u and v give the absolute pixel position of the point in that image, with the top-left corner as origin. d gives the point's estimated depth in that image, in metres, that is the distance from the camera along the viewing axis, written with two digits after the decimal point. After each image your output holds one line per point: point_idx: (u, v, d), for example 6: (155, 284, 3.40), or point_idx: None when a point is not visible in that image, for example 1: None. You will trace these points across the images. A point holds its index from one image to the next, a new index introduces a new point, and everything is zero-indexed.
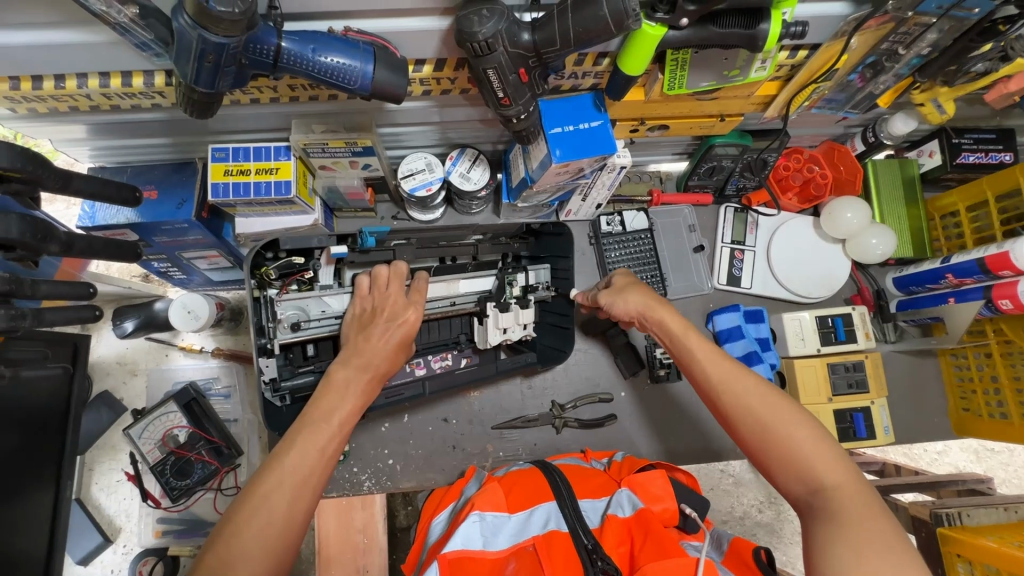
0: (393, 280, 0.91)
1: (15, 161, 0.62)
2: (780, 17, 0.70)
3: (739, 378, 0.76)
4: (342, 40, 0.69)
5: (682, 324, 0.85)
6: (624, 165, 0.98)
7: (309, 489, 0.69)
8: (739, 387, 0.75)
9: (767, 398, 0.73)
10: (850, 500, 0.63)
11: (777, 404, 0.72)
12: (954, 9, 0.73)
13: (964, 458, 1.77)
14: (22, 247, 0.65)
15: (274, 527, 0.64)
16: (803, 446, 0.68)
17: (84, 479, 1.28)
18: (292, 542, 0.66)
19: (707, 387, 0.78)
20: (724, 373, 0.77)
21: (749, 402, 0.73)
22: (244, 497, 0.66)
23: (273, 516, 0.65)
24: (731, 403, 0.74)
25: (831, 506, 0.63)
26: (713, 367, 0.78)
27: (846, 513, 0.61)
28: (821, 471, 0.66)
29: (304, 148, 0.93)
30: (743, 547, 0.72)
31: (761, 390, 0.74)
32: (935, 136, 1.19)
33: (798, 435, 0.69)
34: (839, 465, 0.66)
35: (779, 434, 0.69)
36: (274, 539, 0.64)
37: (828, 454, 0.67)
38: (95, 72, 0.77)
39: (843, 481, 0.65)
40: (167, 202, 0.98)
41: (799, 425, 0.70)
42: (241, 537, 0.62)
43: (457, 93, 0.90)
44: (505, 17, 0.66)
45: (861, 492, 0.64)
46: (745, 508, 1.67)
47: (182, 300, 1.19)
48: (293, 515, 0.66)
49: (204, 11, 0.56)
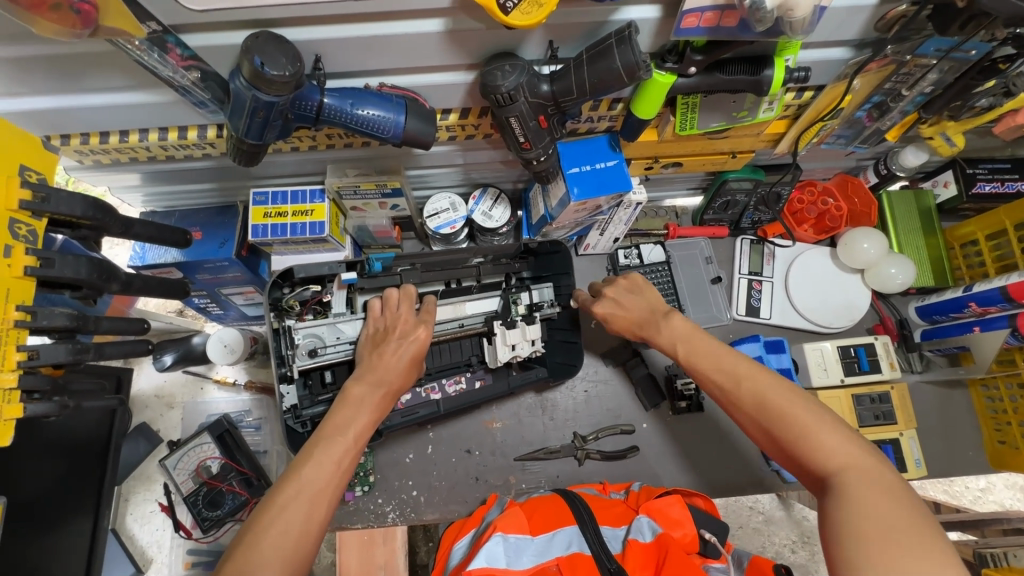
0: (404, 301, 0.93)
1: (87, 210, 0.69)
2: (783, 63, 0.75)
3: (743, 374, 0.78)
4: (377, 95, 0.76)
5: (689, 329, 0.89)
6: (640, 201, 1.02)
7: (325, 499, 0.70)
8: (743, 383, 0.77)
9: (769, 390, 0.74)
10: (858, 482, 0.63)
11: (783, 397, 0.73)
12: (953, 51, 0.76)
13: (1010, 496, 1.69)
14: (88, 286, 0.71)
15: (292, 535, 0.65)
16: (808, 431, 0.69)
17: (120, 508, 1.32)
18: (311, 548, 0.67)
19: (715, 382, 0.81)
20: (731, 368, 0.79)
21: (752, 397, 0.75)
22: (264, 507, 0.68)
23: (291, 525, 0.66)
24: (737, 398, 0.77)
25: (840, 487, 0.63)
26: (719, 367, 0.81)
27: (857, 496, 0.61)
28: (829, 451, 0.67)
29: (338, 191, 1.00)
30: (765, 565, 0.74)
31: (767, 383, 0.75)
32: (948, 167, 1.21)
33: (798, 417, 0.70)
34: (847, 444, 0.67)
35: (786, 421, 0.71)
36: (292, 546, 0.65)
37: (834, 437, 0.67)
38: (156, 127, 0.85)
39: (851, 462, 0.65)
40: (210, 242, 1.04)
41: (802, 409, 0.71)
42: (259, 546, 0.63)
43: (480, 137, 0.96)
44: (526, 70, 0.72)
45: (869, 471, 0.63)
46: (777, 549, 1.61)
47: (220, 334, 1.25)
48: (311, 525, 0.67)
49: (259, 75, 0.63)
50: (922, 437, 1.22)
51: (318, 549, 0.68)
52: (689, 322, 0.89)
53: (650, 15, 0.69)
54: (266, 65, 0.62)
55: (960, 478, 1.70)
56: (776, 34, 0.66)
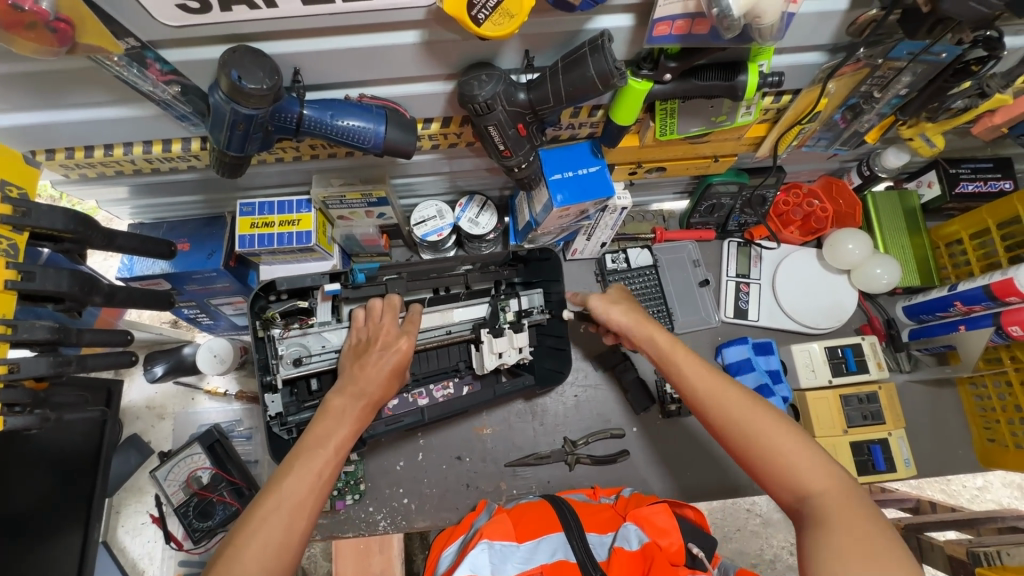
0: (387, 312, 0.92)
1: (68, 223, 0.70)
2: (757, 68, 0.76)
3: (723, 393, 0.76)
4: (357, 106, 0.76)
5: (670, 340, 0.86)
6: (624, 206, 1.03)
7: (306, 510, 0.70)
8: (723, 401, 0.75)
9: (748, 411, 0.73)
10: (838, 506, 0.63)
11: (764, 418, 0.72)
12: (923, 54, 0.76)
13: (1008, 494, 1.67)
14: (70, 299, 0.72)
15: (272, 548, 0.66)
16: (790, 455, 0.68)
17: (111, 521, 1.32)
18: (290, 561, 0.67)
19: (695, 397, 0.79)
20: (711, 384, 0.78)
21: (739, 415, 0.73)
22: (245, 519, 0.68)
23: (271, 537, 0.66)
24: (717, 417, 0.75)
25: (820, 512, 0.64)
26: (700, 380, 0.79)
27: (837, 520, 0.62)
28: (808, 475, 0.67)
29: (324, 201, 1.01)
30: None
31: (748, 403, 0.74)
32: (931, 167, 1.22)
33: (779, 440, 0.70)
34: (826, 466, 0.67)
35: (766, 443, 0.70)
36: (271, 561, 0.65)
37: (814, 460, 0.68)
38: (140, 140, 0.86)
39: (831, 485, 0.66)
40: (197, 253, 1.04)
41: (784, 430, 0.71)
42: (240, 559, 0.64)
43: (463, 145, 0.96)
44: (503, 80, 0.73)
45: (848, 495, 0.64)
46: (775, 551, 1.61)
47: (209, 345, 1.26)
48: (290, 537, 0.67)
49: (236, 89, 0.63)
50: (912, 436, 1.22)
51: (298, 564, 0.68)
52: (668, 334, 0.86)
53: (624, 24, 0.71)
54: (243, 78, 0.63)
55: (956, 477, 1.70)
56: (746, 41, 0.67)
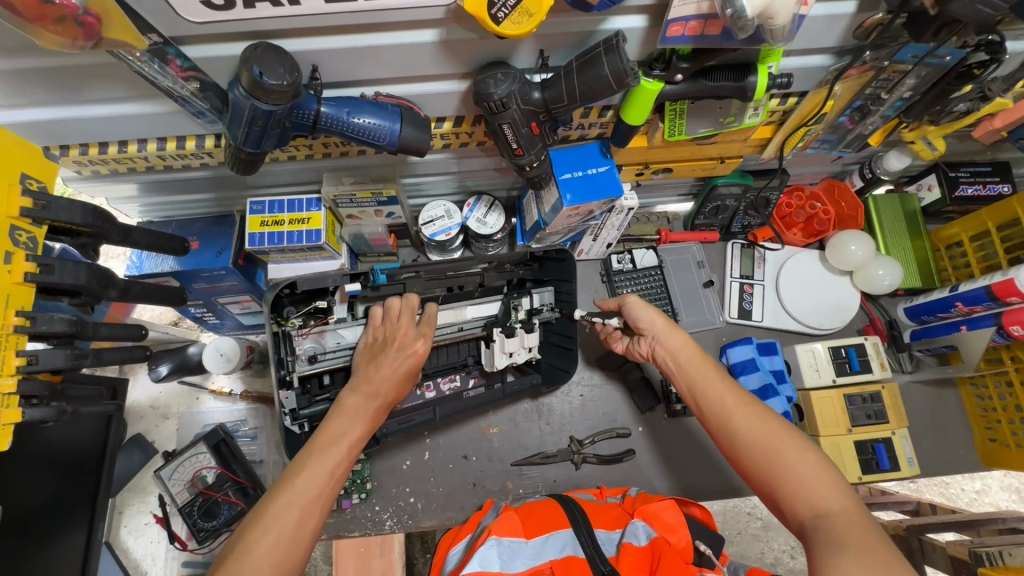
0: (405, 312, 0.91)
1: (86, 218, 0.71)
2: (766, 70, 0.77)
3: (749, 408, 0.77)
4: (373, 104, 0.77)
5: (698, 354, 0.87)
6: (630, 207, 1.05)
7: (318, 508, 0.71)
8: (749, 415, 0.77)
9: (771, 428, 0.74)
10: (854, 525, 0.64)
11: (785, 436, 0.73)
12: (928, 57, 0.79)
13: (1006, 497, 1.69)
14: (86, 292, 0.72)
15: (283, 544, 0.66)
16: (809, 473, 0.69)
17: (114, 521, 1.31)
18: (300, 559, 0.67)
19: (719, 408, 0.80)
20: (738, 399, 0.79)
21: (759, 428, 0.75)
22: (256, 514, 0.68)
23: (283, 532, 0.67)
24: (738, 427, 0.76)
25: (834, 529, 0.64)
26: (727, 392, 0.80)
27: (851, 537, 0.62)
28: (826, 495, 0.67)
29: (335, 200, 1.02)
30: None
31: (768, 421, 0.75)
32: (932, 170, 1.25)
33: (801, 457, 0.71)
34: (842, 488, 0.68)
35: (786, 459, 0.71)
36: (283, 555, 0.66)
37: (831, 483, 0.68)
38: (154, 138, 0.87)
39: (847, 506, 0.66)
40: (206, 251, 1.05)
41: (803, 447, 0.72)
42: (252, 556, 0.64)
43: (474, 145, 0.98)
44: (518, 79, 0.74)
45: (865, 519, 0.65)
46: (776, 554, 1.62)
47: (215, 343, 1.26)
48: (301, 533, 0.68)
49: (257, 84, 0.64)
50: (914, 437, 1.23)
51: (305, 562, 0.68)
52: (698, 346, 0.88)
53: (636, 25, 0.72)
54: (264, 74, 0.64)
55: (955, 480, 1.71)
56: (758, 42, 0.69)
